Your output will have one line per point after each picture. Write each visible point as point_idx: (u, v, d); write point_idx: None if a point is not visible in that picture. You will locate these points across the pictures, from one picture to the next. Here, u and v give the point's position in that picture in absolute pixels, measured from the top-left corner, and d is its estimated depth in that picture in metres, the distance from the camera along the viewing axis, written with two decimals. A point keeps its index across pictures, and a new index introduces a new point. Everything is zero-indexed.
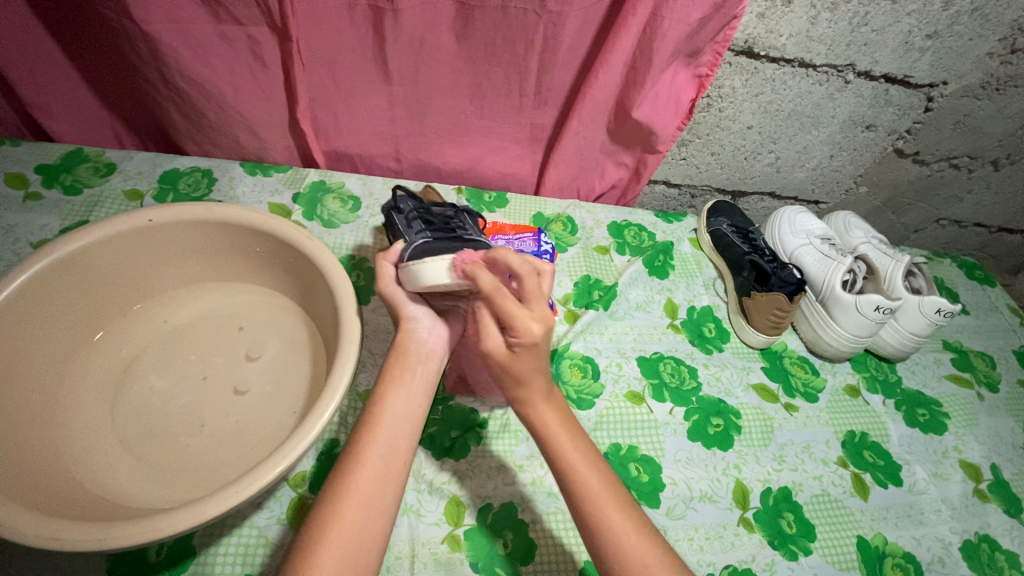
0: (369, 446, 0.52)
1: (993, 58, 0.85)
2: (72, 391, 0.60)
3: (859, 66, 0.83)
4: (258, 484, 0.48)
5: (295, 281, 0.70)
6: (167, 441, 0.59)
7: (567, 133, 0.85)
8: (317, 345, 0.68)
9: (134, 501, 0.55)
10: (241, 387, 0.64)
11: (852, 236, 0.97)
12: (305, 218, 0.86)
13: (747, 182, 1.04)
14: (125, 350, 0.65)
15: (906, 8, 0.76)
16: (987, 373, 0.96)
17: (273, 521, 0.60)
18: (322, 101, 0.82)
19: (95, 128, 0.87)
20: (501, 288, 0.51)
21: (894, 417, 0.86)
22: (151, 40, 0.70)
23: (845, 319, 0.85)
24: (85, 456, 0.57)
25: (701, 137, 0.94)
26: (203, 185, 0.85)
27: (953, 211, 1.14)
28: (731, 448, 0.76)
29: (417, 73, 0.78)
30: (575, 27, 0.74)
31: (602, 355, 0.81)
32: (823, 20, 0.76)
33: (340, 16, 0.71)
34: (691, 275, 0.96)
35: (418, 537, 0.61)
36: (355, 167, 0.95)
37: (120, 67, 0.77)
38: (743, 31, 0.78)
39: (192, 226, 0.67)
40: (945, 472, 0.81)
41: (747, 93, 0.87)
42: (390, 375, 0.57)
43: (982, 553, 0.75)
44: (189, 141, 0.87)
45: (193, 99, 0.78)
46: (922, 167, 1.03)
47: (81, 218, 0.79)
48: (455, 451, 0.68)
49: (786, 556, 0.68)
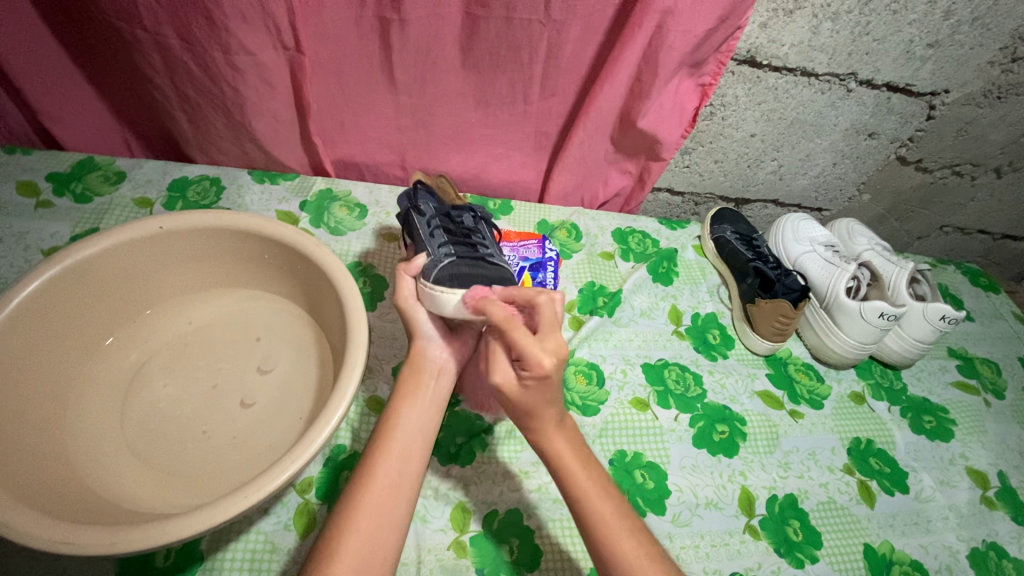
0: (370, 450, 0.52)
1: (994, 66, 0.86)
2: (80, 397, 0.61)
3: (861, 74, 0.84)
4: (266, 489, 0.49)
5: (303, 287, 0.71)
6: (175, 446, 0.60)
7: (571, 141, 0.86)
8: (324, 352, 0.69)
9: (143, 506, 0.55)
10: (248, 399, 0.64)
11: (856, 243, 0.97)
12: (312, 225, 0.87)
13: (750, 190, 1.05)
14: (133, 357, 0.66)
15: (907, 18, 0.77)
16: (993, 380, 0.96)
17: (280, 527, 0.60)
18: (331, 110, 0.83)
19: (105, 136, 0.88)
20: (511, 321, 0.52)
21: (900, 425, 0.86)
22: (162, 51, 0.71)
23: (850, 326, 0.85)
24: (94, 461, 0.57)
25: (704, 145, 0.95)
26: (211, 193, 0.86)
27: (957, 218, 1.14)
28: (736, 455, 0.76)
29: (423, 83, 0.79)
30: (580, 37, 0.74)
31: (607, 362, 0.81)
32: (825, 29, 0.77)
33: (349, 27, 0.72)
34: (695, 281, 0.96)
35: (424, 543, 0.62)
36: (361, 174, 0.95)
37: (130, 76, 0.78)
38: (746, 40, 0.78)
39: (201, 233, 0.68)
40: (952, 480, 0.81)
41: (750, 101, 0.87)
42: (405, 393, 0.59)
43: (990, 561, 0.74)
44: (197, 149, 0.88)
45: (202, 108, 0.79)
46: (925, 174, 1.04)
47: (91, 225, 0.80)
48: (461, 457, 0.69)
49: (793, 563, 0.67)
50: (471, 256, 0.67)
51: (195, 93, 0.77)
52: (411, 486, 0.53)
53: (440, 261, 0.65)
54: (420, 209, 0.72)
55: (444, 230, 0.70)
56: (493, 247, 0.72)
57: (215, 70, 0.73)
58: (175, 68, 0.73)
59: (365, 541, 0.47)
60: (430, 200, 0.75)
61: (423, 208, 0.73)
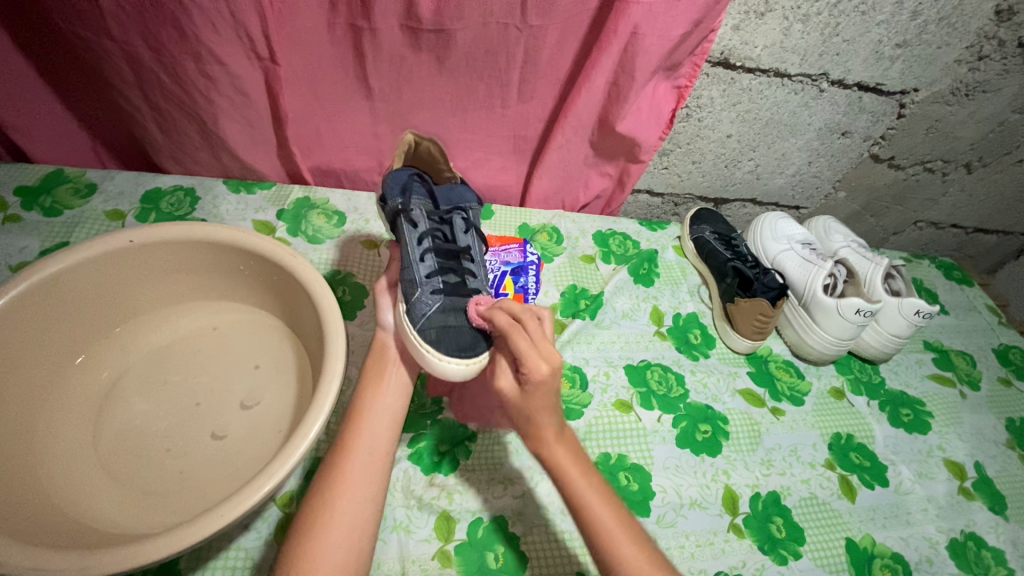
0: (338, 458, 0.55)
1: (962, 64, 0.88)
2: (51, 416, 0.59)
3: (833, 75, 0.85)
4: (242, 507, 0.48)
5: (279, 297, 0.70)
6: (152, 466, 0.58)
7: (549, 144, 0.86)
8: (303, 361, 0.68)
9: (117, 527, 0.54)
10: (219, 431, 0.62)
11: (832, 241, 0.99)
12: (289, 234, 0.86)
13: (729, 190, 1.06)
14: (106, 374, 0.64)
15: (876, 18, 0.78)
16: (968, 371, 0.98)
17: (260, 543, 0.59)
18: (306, 117, 0.82)
19: (75, 149, 0.86)
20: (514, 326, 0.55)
21: (879, 419, 0.87)
22: (129, 62, 0.70)
23: (827, 322, 0.86)
24: (64, 484, 0.55)
25: (682, 147, 0.95)
26: (186, 203, 0.85)
27: (930, 214, 1.17)
28: (720, 454, 0.77)
29: (399, 89, 0.79)
30: (556, 41, 0.75)
31: (590, 364, 0.82)
32: (796, 30, 0.78)
33: (322, 34, 0.72)
34: (676, 282, 0.97)
35: (408, 554, 0.61)
36: (340, 182, 0.95)
37: (99, 87, 0.77)
38: (719, 43, 0.79)
39: (174, 245, 0.66)
40: (931, 471, 0.82)
41: (725, 103, 0.88)
42: (371, 381, 0.63)
43: (969, 551, 0.75)
44: (170, 160, 0.86)
45: (173, 118, 0.78)
46: (898, 171, 1.06)
47: (61, 239, 0.78)
48: (445, 465, 0.68)
49: (777, 560, 0.68)
50: (461, 290, 0.66)
51: (166, 105, 0.76)
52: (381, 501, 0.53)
53: (425, 294, 0.64)
54: (408, 219, 0.69)
55: (437, 248, 0.69)
56: (480, 273, 0.72)
57: (185, 81, 0.72)
58: (143, 79, 0.72)
59: (340, 527, 0.51)
60: (420, 198, 0.71)
61: (416, 208, 0.70)
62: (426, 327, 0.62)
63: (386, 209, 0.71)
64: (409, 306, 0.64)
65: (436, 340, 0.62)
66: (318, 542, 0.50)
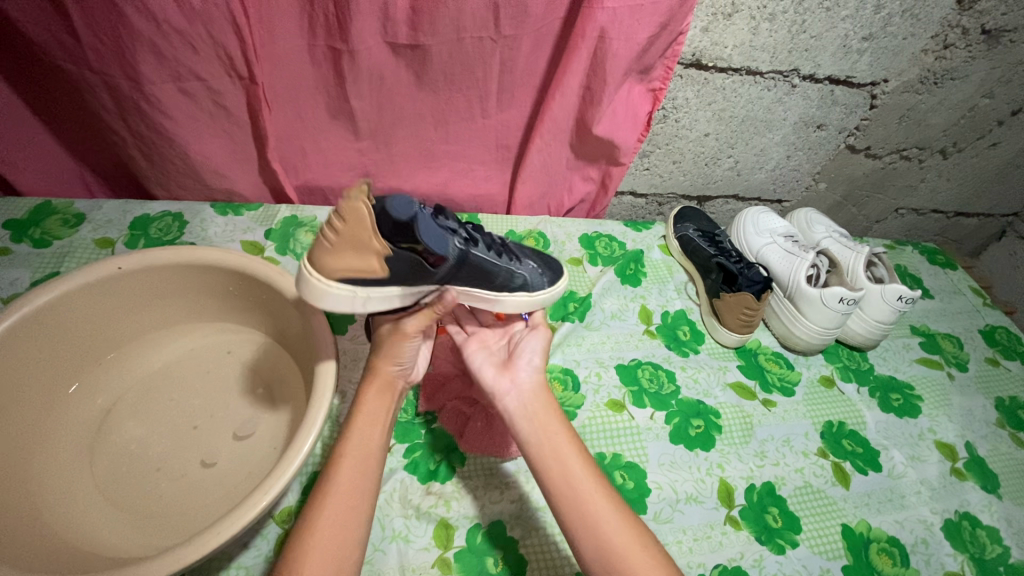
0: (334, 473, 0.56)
1: (928, 54, 0.90)
2: (47, 444, 0.60)
3: (803, 70, 0.87)
4: (238, 524, 0.49)
5: (269, 316, 0.71)
6: (147, 489, 0.59)
7: (531, 151, 0.88)
8: (296, 377, 0.69)
9: (116, 551, 0.54)
10: (211, 456, 0.62)
11: (815, 232, 1.01)
12: (278, 253, 0.87)
13: (710, 187, 1.07)
14: (101, 401, 0.65)
15: (840, 14, 0.80)
16: (955, 353, 0.99)
17: (260, 560, 0.60)
18: (289, 137, 0.84)
19: (62, 180, 0.87)
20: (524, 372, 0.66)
21: (869, 405, 0.88)
22: (111, 92, 0.71)
23: (813, 313, 0.88)
24: (63, 510, 0.56)
25: (661, 147, 0.97)
26: (174, 228, 0.86)
27: (910, 200, 1.19)
28: (713, 448, 0.77)
29: (380, 105, 0.80)
30: (531, 52, 0.77)
31: (581, 366, 0.82)
32: (764, 29, 0.80)
33: (301, 55, 0.73)
34: (662, 281, 0.98)
35: (408, 563, 0.61)
36: (327, 199, 0.96)
37: (83, 118, 0.78)
38: (690, 45, 0.81)
39: (163, 270, 0.67)
40: (922, 454, 0.83)
41: (700, 103, 0.90)
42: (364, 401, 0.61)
43: (964, 531, 0.76)
44: (157, 186, 0.87)
45: (157, 145, 0.79)
46: (875, 161, 1.08)
47: (52, 269, 0.78)
48: (441, 474, 0.69)
49: (774, 550, 0.69)
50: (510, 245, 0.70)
51: (150, 132, 0.77)
52: (373, 511, 0.54)
53: (521, 265, 0.68)
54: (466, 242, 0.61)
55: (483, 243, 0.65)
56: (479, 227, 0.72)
57: (168, 107, 0.73)
58: (126, 108, 0.73)
59: None
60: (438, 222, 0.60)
61: (458, 238, 0.60)
62: (540, 270, 0.70)
63: (449, 260, 0.58)
64: (526, 281, 0.68)
65: (553, 271, 0.72)
66: (322, 555, 0.48)
